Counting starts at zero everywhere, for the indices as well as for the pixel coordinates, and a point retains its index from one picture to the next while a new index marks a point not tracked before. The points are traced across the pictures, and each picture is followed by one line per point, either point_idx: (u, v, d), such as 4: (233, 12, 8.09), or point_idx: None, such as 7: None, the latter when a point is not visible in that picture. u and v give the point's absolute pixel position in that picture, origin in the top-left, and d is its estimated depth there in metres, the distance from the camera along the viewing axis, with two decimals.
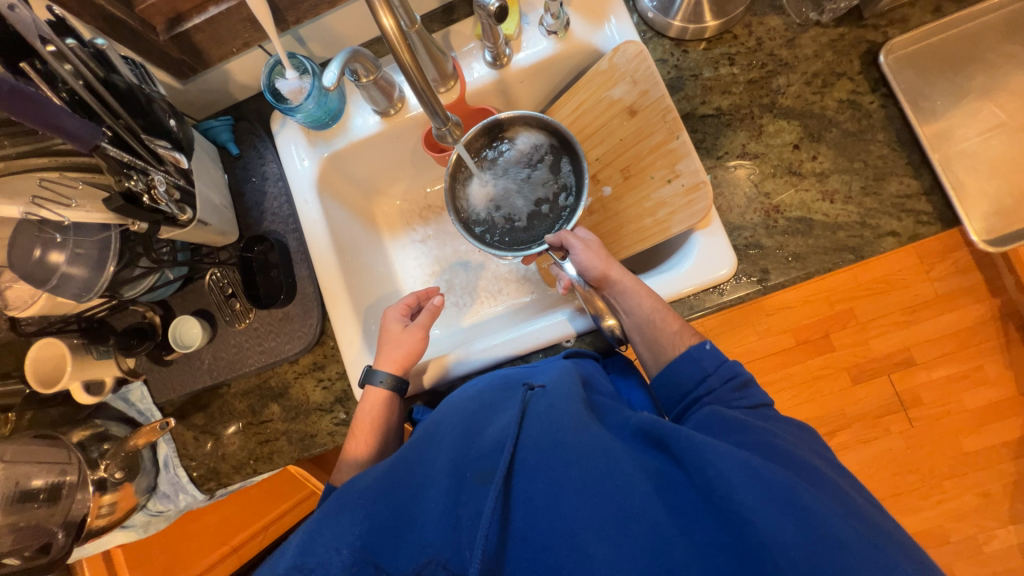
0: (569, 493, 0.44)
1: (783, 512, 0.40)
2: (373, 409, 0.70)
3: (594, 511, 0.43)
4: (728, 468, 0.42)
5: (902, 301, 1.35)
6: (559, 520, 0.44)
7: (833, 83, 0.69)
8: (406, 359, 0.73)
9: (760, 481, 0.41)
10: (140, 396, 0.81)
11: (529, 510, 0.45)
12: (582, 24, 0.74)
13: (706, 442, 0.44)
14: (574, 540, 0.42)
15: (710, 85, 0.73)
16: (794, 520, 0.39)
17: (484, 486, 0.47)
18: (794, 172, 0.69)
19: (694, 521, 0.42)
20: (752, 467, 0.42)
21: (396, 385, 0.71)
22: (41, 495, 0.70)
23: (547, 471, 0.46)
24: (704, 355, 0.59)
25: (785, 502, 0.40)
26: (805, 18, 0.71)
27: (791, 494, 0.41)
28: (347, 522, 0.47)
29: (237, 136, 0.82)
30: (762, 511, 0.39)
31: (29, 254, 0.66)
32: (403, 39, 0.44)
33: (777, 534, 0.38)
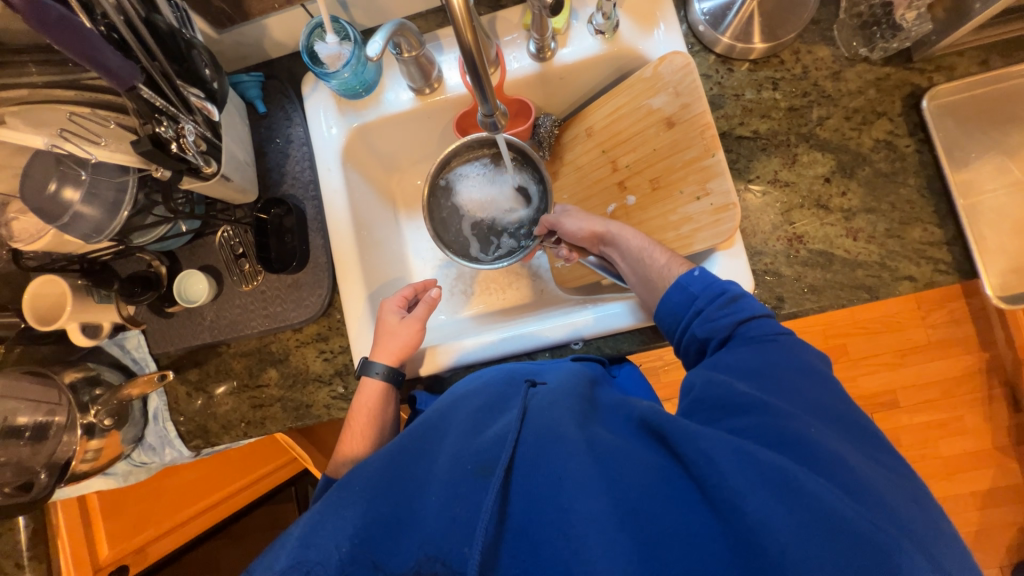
0: (567, 486, 0.45)
1: (776, 499, 0.40)
2: (371, 395, 0.70)
3: (593, 508, 0.43)
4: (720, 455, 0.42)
5: (893, 344, 1.39)
6: (558, 516, 0.44)
7: (872, 122, 0.69)
8: (403, 351, 0.72)
9: (755, 471, 0.41)
10: (136, 344, 0.80)
11: (528, 504, 0.45)
12: (631, 28, 0.74)
13: (699, 432, 0.45)
14: (573, 538, 0.42)
15: (750, 107, 0.72)
16: (788, 505, 0.39)
17: (484, 479, 0.47)
18: (821, 206, 0.69)
19: (692, 511, 0.43)
20: (745, 455, 0.42)
21: (391, 375, 0.71)
22: (27, 433, 0.71)
23: (546, 466, 0.46)
24: (692, 281, 0.60)
25: (779, 485, 0.41)
26: (854, 53, 0.70)
27: (788, 478, 0.41)
28: (347, 518, 0.47)
29: (265, 94, 0.80)
30: (756, 501, 0.40)
31: (43, 188, 0.64)
32: (467, 16, 0.43)
33: (773, 523, 0.39)
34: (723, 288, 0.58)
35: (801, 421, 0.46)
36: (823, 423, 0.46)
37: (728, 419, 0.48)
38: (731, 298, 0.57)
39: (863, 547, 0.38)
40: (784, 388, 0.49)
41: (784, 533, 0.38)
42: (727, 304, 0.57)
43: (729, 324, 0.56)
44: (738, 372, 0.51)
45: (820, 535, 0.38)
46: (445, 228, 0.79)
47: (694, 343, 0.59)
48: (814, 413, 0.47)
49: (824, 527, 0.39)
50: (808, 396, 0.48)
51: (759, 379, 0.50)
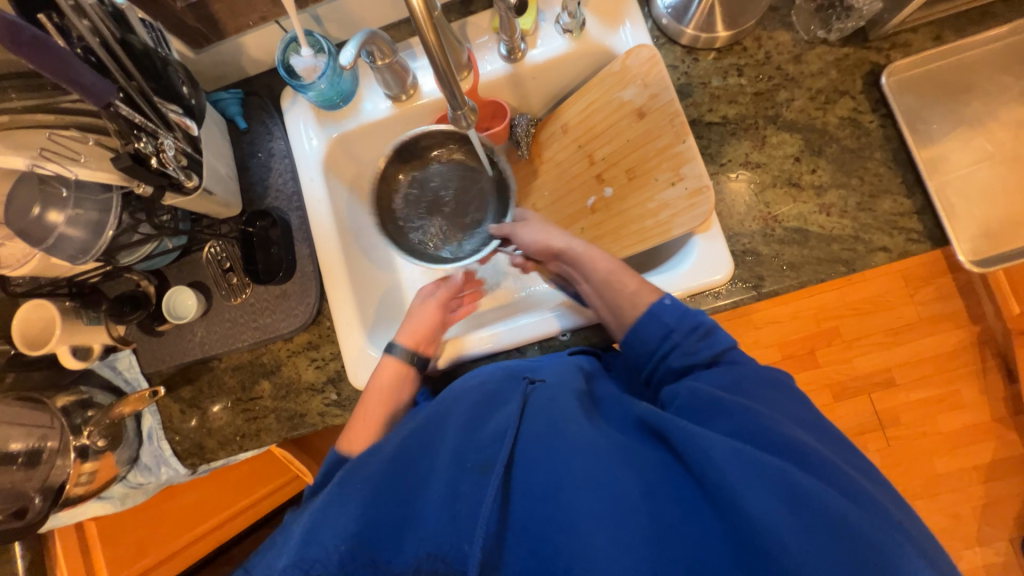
0: (569, 484, 0.45)
1: (773, 493, 0.41)
2: (386, 379, 0.71)
3: (595, 504, 0.43)
4: (718, 454, 0.43)
5: (885, 323, 1.40)
6: (559, 515, 0.44)
7: (836, 101, 0.72)
8: (423, 336, 0.75)
9: (753, 468, 0.43)
10: (128, 364, 0.80)
11: (528, 504, 0.46)
12: (598, 25, 0.76)
13: (698, 431, 0.45)
14: (574, 533, 0.43)
15: (717, 94, 0.74)
16: (792, 508, 0.40)
17: (484, 478, 0.48)
18: (793, 185, 0.71)
19: (693, 510, 0.44)
20: (746, 455, 0.43)
21: (412, 356, 0.72)
22: (21, 459, 0.71)
23: (547, 462, 0.47)
24: (664, 311, 0.60)
25: (781, 488, 0.41)
26: (813, 36, 0.73)
27: (788, 479, 0.42)
28: (347, 515, 0.46)
29: (245, 111, 0.82)
30: (755, 499, 0.41)
31: (27, 211, 0.65)
32: (429, 19, 0.44)
33: (770, 518, 0.40)
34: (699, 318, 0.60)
35: (791, 428, 0.48)
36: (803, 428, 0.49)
37: (716, 419, 0.50)
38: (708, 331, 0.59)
39: (852, 541, 0.39)
40: (766, 399, 0.52)
41: (784, 530, 0.39)
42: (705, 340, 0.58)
43: (707, 358, 0.57)
44: (725, 381, 0.54)
45: (813, 526, 0.40)
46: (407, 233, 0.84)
47: (669, 375, 0.60)
48: (794, 419, 0.51)
49: (816, 514, 0.40)
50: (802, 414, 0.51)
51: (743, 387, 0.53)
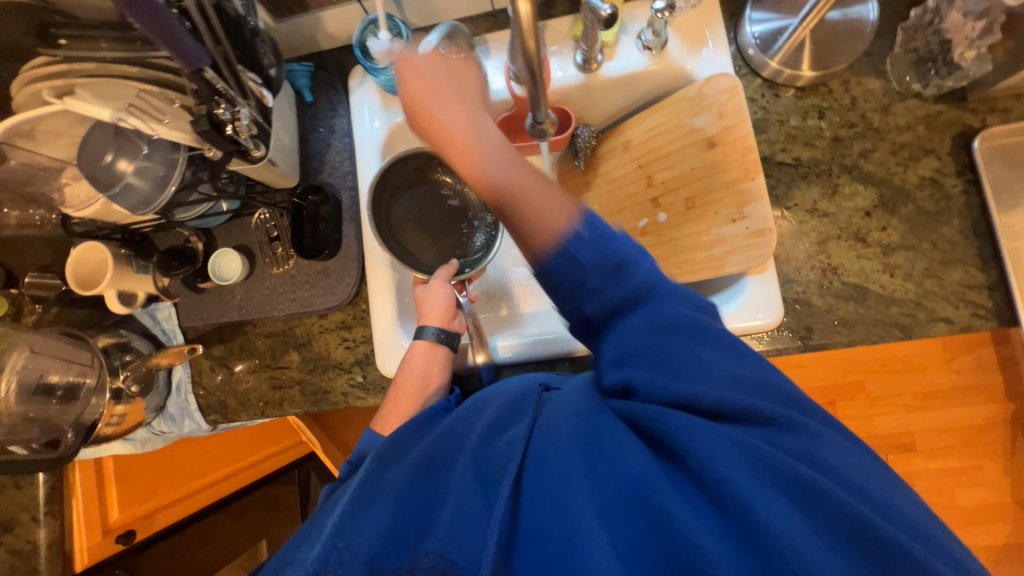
0: (561, 478, 0.42)
1: (770, 482, 0.38)
2: (416, 362, 0.71)
3: (589, 501, 0.40)
4: (711, 441, 0.39)
5: (915, 386, 1.34)
6: (557, 513, 0.40)
7: (919, 159, 0.68)
8: (448, 312, 0.74)
9: (744, 454, 0.39)
10: (166, 316, 0.82)
11: (530, 506, 0.42)
12: (680, 47, 0.74)
13: (693, 421, 0.41)
14: (572, 538, 0.39)
15: (793, 134, 0.72)
16: (806, 516, 0.37)
17: (492, 481, 0.44)
18: (860, 239, 0.68)
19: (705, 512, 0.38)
20: (741, 446, 0.39)
21: (444, 338, 0.72)
22: (58, 392, 0.73)
23: (545, 461, 0.43)
24: (580, 246, 0.45)
25: (798, 495, 0.38)
26: (906, 87, 0.69)
27: (810, 485, 0.38)
28: (371, 518, 0.43)
29: (313, 84, 0.82)
30: (759, 495, 0.37)
31: (98, 157, 0.66)
32: (533, 25, 0.43)
33: (782, 523, 0.36)
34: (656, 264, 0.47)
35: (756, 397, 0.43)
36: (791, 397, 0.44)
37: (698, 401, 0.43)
38: (609, 302, 0.45)
39: (874, 547, 0.36)
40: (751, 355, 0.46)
41: (798, 535, 0.36)
42: (593, 298, 0.46)
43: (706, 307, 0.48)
44: (731, 350, 0.45)
45: (815, 519, 0.37)
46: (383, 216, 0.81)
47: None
48: (800, 399, 0.45)
49: (835, 517, 0.37)
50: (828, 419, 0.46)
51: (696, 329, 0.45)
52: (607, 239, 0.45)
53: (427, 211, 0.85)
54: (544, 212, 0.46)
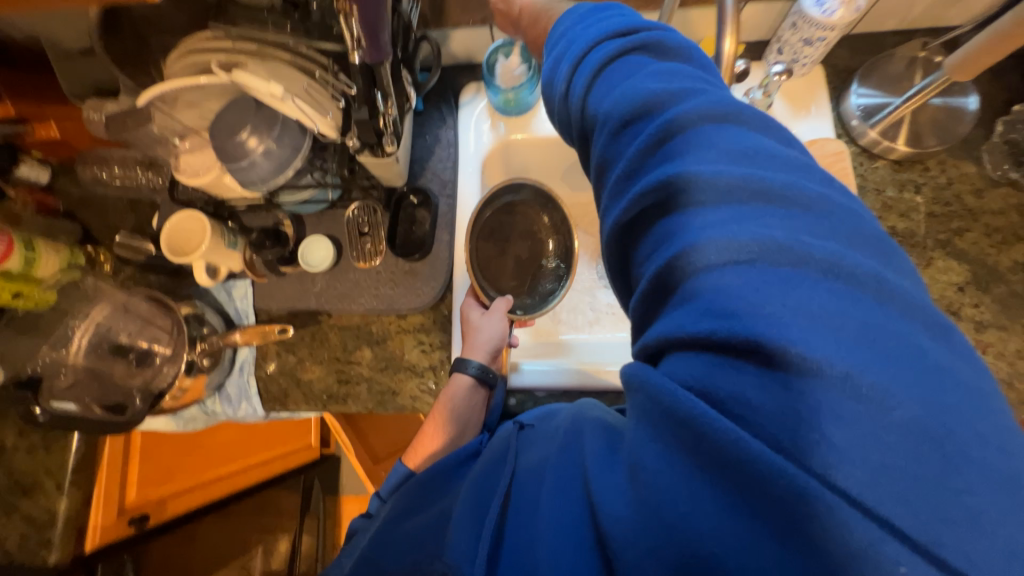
0: (537, 506, 0.41)
1: (713, 488, 0.28)
2: (455, 400, 0.73)
3: (551, 517, 0.39)
4: (652, 426, 0.31)
5: None
6: (525, 532, 0.41)
7: (1012, 244, 0.71)
8: (493, 349, 0.73)
9: (667, 431, 0.30)
10: (242, 294, 0.82)
11: (516, 526, 0.42)
12: (784, 109, 0.78)
13: (639, 397, 0.33)
14: (532, 557, 0.38)
15: (889, 204, 0.74)
16: (739, 512, 0.27)
17: (487, 504, 0.46)
18: (952, 313, 0.70)
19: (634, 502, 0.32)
20: (662, 424, 0.30)
21: (484, 376, 0.72)
22: (131, 355, 0.72)
23: (528, 491, 0.43)
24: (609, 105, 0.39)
25: (726, 476, 0.28)
26: (1002, 174, 0.72)
27: (749, 477, 0.27)
28: (394, 531, 0.54)
29: (425, 94, 0.86)
30: (682, 493, 0.29)
31: (231, 130, 0.66)
32: None
33: (725, 540, 0.27)
34: (723, 105, 0.36)
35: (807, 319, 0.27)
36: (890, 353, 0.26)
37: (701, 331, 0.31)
38: (628, 164, 0.37)
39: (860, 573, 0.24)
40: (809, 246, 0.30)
41: (719, 551, 0.27)
42: (618, 192, 0.37)
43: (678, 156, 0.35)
44: (734, 222, 0.31)
45: (779, 541, 0.26)
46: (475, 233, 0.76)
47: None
48: (901, 392, 0.25)
49: (792, 529, 0.25)
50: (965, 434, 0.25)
51: (728, 200, 0.32)
52: (660, 107, 0.36)
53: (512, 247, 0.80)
54: (633, 98, 0.38)
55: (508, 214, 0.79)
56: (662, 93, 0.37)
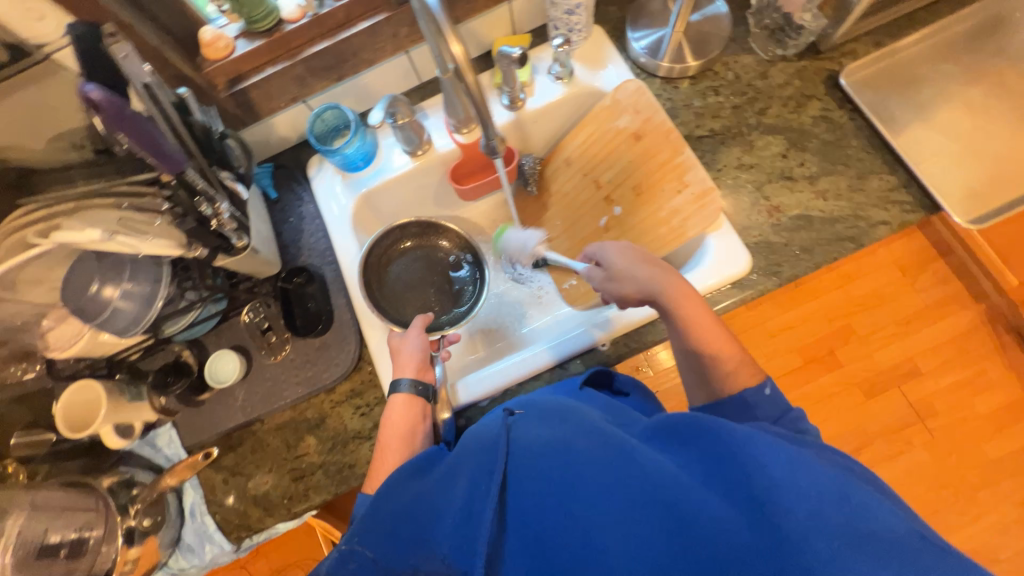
0: (587, 491, 0.39)
1: (798, 481, 0.37)
2: (396, 415, 0.69)
3: (615, 506, 0.38)
4: (780, 456, 0.39)
5: (894, 314, 1.38)
6: (573, 518, 0.39)
7: (806, 104, 0.81)
8: (421, 363, 0.74)
9: (763, 445, 0.40)
10: (168, 440, 0.79)
11: (536, 509, 0.40)
12: (584, 70, 0.87)
13: (747, 434, 0.41)
14: (592, 539, 0.37)
15: (701, 112, 0.83)
16: (823, 504, 0.36)
17: (489, 484, 0.42)
18: (787, 178, 0.78)
19: (723, 505, 0.38)
20: (789, 454, 0.39)
21: (419, 388, 0.71)
22: (63, 551, 0.66)
23: (559, 471, 0.41)
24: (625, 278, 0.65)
25: (823, 492, 0.37)
26: (772, 55, 0.84)
27: (829, 484, 0.37)
28: (381, 539, 0.45)
29: (275, 182, 0.89)
30: (782, 481, 0.37)
31: (83, 289, 0.67)
32: (468, 65, 0.49)
33: (811, 520, 0.35)
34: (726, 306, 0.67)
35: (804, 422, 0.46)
36: (830, 446, 0.45)
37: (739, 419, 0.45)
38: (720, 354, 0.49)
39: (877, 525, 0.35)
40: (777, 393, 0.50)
41: (815, 528, 0.35)
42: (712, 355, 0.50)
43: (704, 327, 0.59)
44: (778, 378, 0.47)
45: (835, 506, 0.36)
46: (380, 278, 0.87)
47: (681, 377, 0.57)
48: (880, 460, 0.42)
49: (840, 499, 0.36)
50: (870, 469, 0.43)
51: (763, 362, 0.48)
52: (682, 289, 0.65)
53: (412, 278, 0.91)
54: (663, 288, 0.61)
55: (411, 255, 0.91)
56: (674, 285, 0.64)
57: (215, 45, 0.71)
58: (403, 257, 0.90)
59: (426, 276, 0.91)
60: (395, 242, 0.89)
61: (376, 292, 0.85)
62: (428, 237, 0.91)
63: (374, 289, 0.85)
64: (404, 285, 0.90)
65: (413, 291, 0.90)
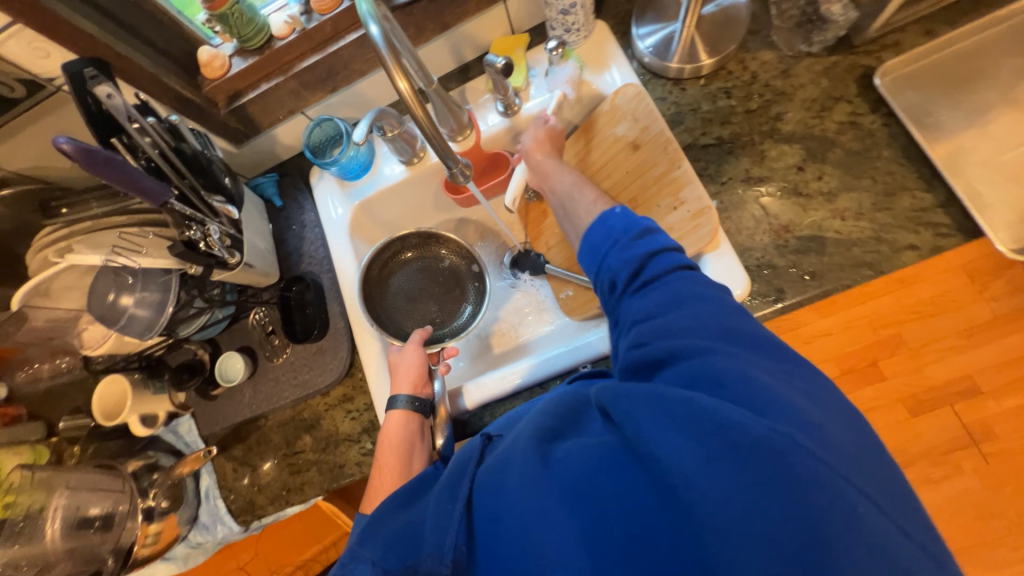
0: (517, 485, 0.42)
1: (698, 447, 0.37)
2: (395, 434, 0.70)
3: (543, 500, 0.41)
4: (664, 423, 0.39)
5: (955, 325, 1.15)
6: (508, 517, 0.42)
7: (832, 107, 0.72)
8: (418, 379, 0.75)
9: (661, 411, 0.40)
10: (188, 429, 0.86)
11: (483, 510, 0.44)
12: (584, 72, 0.82)
13: (636, 402, 0.41)
14: (523, 538, 0.41)
15: (709, 118, 0.76)
16: (719, 467, 0.36)
17: (451, 504, 0.46)
18: (800, 193, 0.70)
19: (630, 481, 0.39)
20: (678, 419, 0.39)
21: (416, 403, 0.73)
22: (97, 522, 0.77)
23: (500, 471, 0.44)
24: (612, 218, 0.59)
25: (715, 449, 0.37)
26: (797, 50, 0.75)
27: (722, 438, 0.37)
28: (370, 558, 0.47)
29: (281, 190, 0.92)
30: (680, 455, 0.37)
31: (104, 297, 0.75)
32: (416, 96, 0.51)
33: (714, 498, 0.35)
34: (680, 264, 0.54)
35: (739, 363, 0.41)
36: (780, 374, 0.41)
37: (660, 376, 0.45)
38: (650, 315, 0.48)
39: (789, 481, 0.35)
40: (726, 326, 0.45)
41: (711, 495, 0.35)
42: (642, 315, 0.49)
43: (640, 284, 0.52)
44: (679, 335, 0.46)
45: (744, 470, 0.35)
46: (380, 291, 0.87)
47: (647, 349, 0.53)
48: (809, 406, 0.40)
49: (744, 458, 0.36)
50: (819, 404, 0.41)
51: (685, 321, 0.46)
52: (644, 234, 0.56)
53: (416, 290, 0.90)
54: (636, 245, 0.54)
55: (412, 265, 0.90)
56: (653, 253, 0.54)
57: (212, 65, 0.74)
58: (403, 268, 0.90)
59: (426, 285, 0.90)
60: (395, 252, 0.89)
61: (376, 307, 0.86)
62: (431, 248, 0.90)
63: (374, 304, 0.86)
64: (403, 296, 0.89)
65: (412, 303, 0.89)
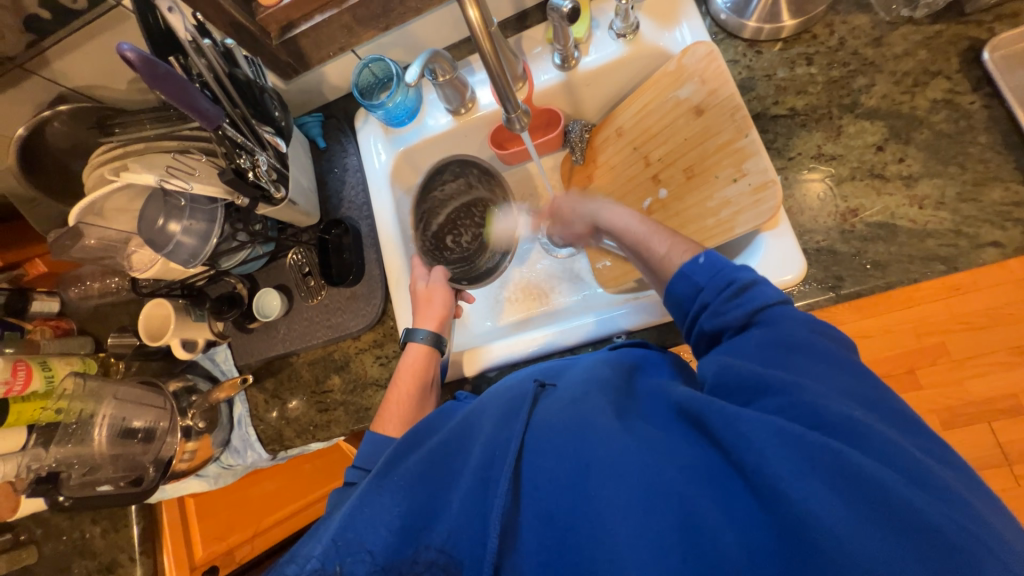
0: (598, 471, 0.41)
1: (820, 478, 0.35)
2: (415, 366, 0.72)
3: (624, 493, 0.39)
4: (775, 438, 0.37)
5: (1008, 340, 1.03)
6: (578, 498, 0.40)
7: (927, 83, 0.65)
8: (442, 317, 0.77)
9: (789, 448, 0.36)
10: (224, 357, 0.90)
11: (547, 490, 0.42)
12: (652, 26, 0.76)
13: (744, 414, 0.39)
14: (598, 526, 0.38)
15: (784, 85, 0.70)
16: (840, 493, 0.34)
17: (501, 468, 0.44)
18: (876, 175, 0.65)
19: (728, 492, 0.38)
20: (791, 437, 0.37)
21: (435, 340, 0.74)
22: (140, 434, 0.82)
23: (575, 450, 0.43)
24: (695, 270, 0.54)
25: (831, 472, 0.35)
26: (896, 16, 0.68)
27: (838, 459, 0.35)
28: (385, 504, 0.45)
29: (325, 131, 0.92)
30: (800, 484, 0.34)
31: (154, 222, 0.76)
32: (485, 28, 0.49)
33: (834, 521, 0.33)
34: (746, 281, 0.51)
35: (843, 404, 0.40)
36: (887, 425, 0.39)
37: (760, 400, 0.42)
38: (746, 317, 0.49)
39: (917, 536, 0.32)
40: (833, 377, 0.42)
41: (831, 520, 0.33)
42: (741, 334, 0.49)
43: (743, 317, 0.49)
44: (760, 352, 0.46)
45: (866, 512, 0.33)
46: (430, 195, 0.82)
47: (703, 340, 0.53)
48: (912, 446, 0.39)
49: (865, 499, 0.34)
50: (914, 434, 0.39)
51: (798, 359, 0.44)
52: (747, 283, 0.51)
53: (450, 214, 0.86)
54: (735, 298, 0.50)
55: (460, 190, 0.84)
56: (742, 295, 0.50)
57: None
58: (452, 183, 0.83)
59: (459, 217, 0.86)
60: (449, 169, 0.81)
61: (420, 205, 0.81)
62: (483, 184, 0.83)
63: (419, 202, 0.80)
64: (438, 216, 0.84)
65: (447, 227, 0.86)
